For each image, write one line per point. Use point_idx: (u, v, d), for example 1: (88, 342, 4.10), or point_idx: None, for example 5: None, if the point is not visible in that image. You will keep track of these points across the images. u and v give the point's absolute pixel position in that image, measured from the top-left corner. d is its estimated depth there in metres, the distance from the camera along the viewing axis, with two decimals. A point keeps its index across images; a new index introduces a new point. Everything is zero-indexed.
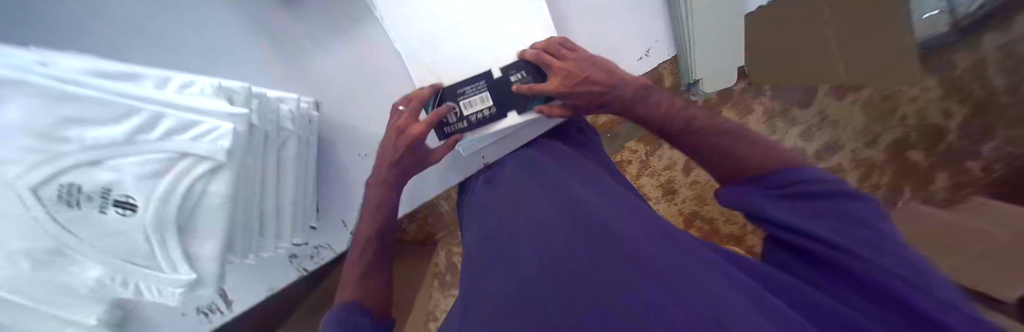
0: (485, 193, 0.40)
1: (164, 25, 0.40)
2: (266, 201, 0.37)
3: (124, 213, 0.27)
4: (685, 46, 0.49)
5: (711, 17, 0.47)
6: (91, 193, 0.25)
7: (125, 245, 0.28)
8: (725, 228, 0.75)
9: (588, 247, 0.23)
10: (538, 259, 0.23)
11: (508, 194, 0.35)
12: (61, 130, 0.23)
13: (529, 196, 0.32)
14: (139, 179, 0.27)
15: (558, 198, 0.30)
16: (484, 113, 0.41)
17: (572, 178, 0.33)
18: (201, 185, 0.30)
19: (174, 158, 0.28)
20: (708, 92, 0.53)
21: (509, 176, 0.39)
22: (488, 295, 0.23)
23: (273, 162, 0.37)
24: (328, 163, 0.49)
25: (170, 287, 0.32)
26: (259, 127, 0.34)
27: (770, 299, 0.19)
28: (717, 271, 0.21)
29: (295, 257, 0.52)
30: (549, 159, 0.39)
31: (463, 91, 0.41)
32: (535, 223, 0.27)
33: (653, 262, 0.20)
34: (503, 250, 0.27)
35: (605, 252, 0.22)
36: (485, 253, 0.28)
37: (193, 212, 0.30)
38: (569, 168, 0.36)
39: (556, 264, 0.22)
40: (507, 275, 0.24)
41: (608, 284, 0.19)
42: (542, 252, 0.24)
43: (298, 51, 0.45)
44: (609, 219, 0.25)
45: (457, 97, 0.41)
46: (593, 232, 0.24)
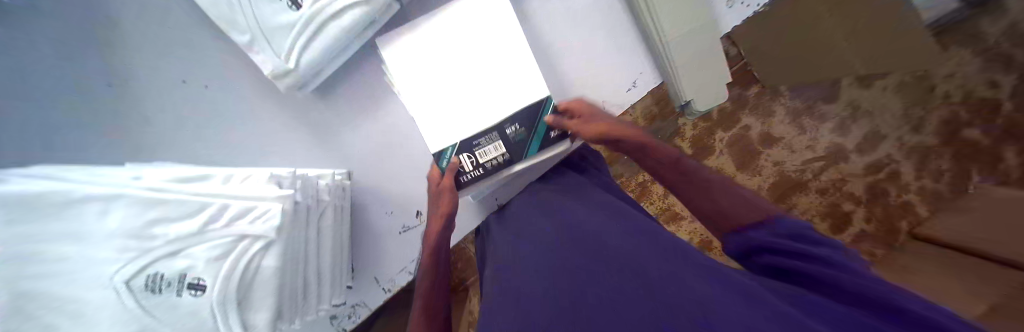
0: (497, 228, 0.43)
1: (222, 126, 0.49)
2: (310, 267, 0.41)
3: (196, 293, 0.31)
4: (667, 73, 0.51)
5: (689, 43, 0.49)
6: (170, 279, 0.31)
7: (195, 322, 0.32)
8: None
9: (589, 265, 0.25)
10: (545, 280, 0.26)
11: (519, 226, 0.39)
12: (149, 229, 0.30)
13: (537, 224, 0.36)
14: (210, 262, 0.32)
15: (563, 224, 0.33)
16: (498, 160, 0.46)
17: (577, 206, 0.36)
18: (258, 260, 0.34)
19: (236, 241, 0.33)
20: (701, 110, 0.53)
21: (519, 211, 0.43)
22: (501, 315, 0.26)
23: (314, 229, 0.41)
24: (360, 224, 0.53)
25: None
26: (301, 204, 0.38)
27: (754, 296, 0.21)
28: (710, 277, 0.22)
29: (335, 318, 0.54)
30: (554, 193, 0.43)
31: (478, 142, 0.45)
32: (544, 248, 0.30)
33: (648, 275, 0.22)
34: (514, 278, 0.29)
35: (605, 270, 0.24)
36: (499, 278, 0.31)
37: (249, 286, 0.34)
38: (573, 198, 0.39)
39: (561, 284, 0.25)
40: (518, 295, 0.26)
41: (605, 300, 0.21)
42: (549, 274, 0.26)
43: (326, 129, 0.50)
44: (613, 241, 0.27)
45: (473, 148, 0.46)
46: (594, 252, 0.27)
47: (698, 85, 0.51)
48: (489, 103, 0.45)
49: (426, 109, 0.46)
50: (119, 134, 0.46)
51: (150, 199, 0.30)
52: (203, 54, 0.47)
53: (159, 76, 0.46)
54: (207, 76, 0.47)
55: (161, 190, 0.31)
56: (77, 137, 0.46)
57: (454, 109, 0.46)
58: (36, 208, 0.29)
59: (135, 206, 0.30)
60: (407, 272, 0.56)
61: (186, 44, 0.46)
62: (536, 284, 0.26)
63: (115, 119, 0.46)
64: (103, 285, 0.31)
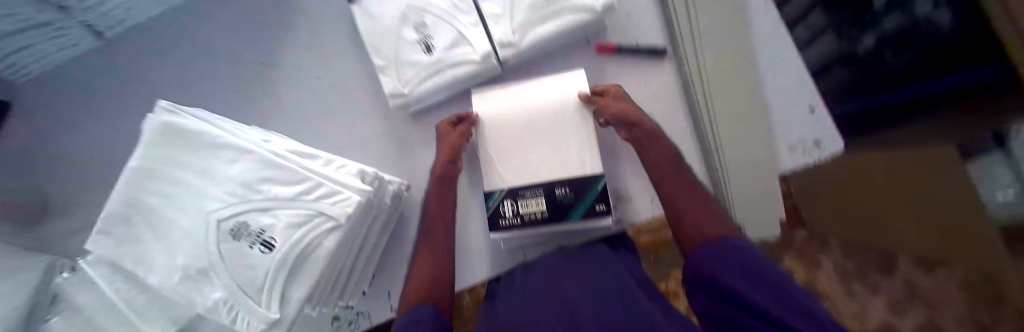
0: (521, 275, 0.47)
1: (326, 116, 0.58)
2: (349, 260, 0.44)
3: (264, 250, 0.35)
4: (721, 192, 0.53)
5: (743, 165, 0.52)
6: (252, 231, 0.35)
7: (250, 277, 0.35)
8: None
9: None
10: None
11: (537, 279, 0.42)
12: (259, 185, 0.36)
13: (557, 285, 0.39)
14: (287, 227, 0.36)
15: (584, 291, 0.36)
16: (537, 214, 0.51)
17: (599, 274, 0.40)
18: (320, 238, 0.37)
19: (312, 216, 0.37)
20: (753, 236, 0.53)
21: (542, 265, 0.47)
22: None
23: (367, 227, 0.44)
24: (399, 236, 0.56)
25: (257, 324, 0.35)
26: (371, 200, 0.42)
27: None
28: None
29: (337, 319, 0.55)
30: (581, 256, 0.47)
31: (523, 194, 0.51)
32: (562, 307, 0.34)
33: None
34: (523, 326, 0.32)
35: None
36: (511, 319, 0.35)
37: (303, 259, 0.37)
38: (598, 265, 0.43)
39: None
40: None
41: None
42: None
43: (406, 143, 0.58)
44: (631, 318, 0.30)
45: (516, 197, 0.51)
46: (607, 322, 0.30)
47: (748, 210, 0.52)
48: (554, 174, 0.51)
49: (500, 163, 0.53)
50: (252, 100, 0.58)
51: (269, 161, 0.36)
52: (339, 61, 0.58)
53: (301, 69, 0.58)
54: (334, 77, 0.58)
55: (281, 157, 0.38)
56: (226, 95, 0.58)
57: (522, 170, 0.52)
58: (187, 141, 0.36)
59: (258, 162, 0.36)
60: None
61: (331, 51, 0.59)
62: None
63: (253, 87, 0.58)
64: (200, 217, 0.35)
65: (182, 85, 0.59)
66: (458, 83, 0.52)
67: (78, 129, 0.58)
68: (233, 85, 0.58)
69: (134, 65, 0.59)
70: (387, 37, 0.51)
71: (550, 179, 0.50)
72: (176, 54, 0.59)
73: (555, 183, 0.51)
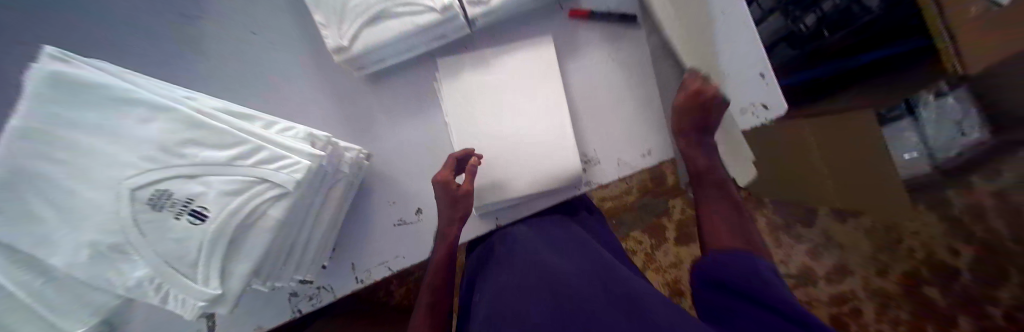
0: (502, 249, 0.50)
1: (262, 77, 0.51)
2: (303, 230, 0.40)
3: (194, 222, 0.31)
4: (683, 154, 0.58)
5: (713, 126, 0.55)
6: (176, 200, 0.31)
7: (179, 252, 0.31)
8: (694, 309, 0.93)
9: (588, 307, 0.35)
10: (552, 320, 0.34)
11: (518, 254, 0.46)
12: (182, 147, 0.31)
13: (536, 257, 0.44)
14: (222, 193, 0.32)
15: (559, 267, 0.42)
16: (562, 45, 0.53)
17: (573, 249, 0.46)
18: (264, 207, 0.33)
19: (253, 182, 0.33)
20: None
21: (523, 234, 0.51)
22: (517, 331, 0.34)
23: (320, 198, 0.40)
24: (361, 206, 0.53)
25: (195, 300, 0.32)
26: (322, 167, 0.38)
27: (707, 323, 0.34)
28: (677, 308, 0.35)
29: (295, 296, 0.52)
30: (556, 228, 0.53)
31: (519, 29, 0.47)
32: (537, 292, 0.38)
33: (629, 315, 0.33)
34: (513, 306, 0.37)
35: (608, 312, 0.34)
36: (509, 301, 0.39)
37: (246, 232, 0.33)
38: (570, 238, 0.50)
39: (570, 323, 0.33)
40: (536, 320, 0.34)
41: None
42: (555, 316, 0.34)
43: (362, 110, 0.53)
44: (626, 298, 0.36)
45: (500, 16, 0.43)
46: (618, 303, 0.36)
47: None
48: (526, 144, 0.53)
49: (470, 137, 0.53)
50: (164, 56, 0.50)
51: (191, 119, 0.31)
52: (280, 17, 0.51)
53: (238, 22, 0.51)
54: (275, 35, 0.51)
55: (211, 115, 0.33)
56: (132, 54, 0.49)
57: (492, 144, 0.53)
58: (78, 95, 0.29)
59: (179, 121, 0.31)
60: (386, 267, 0.54)
61: (272, 5, 0.51)
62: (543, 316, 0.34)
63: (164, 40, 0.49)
64: (108, 186, 0.30)
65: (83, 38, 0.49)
66: (415, 40, 0.47)
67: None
68: (152, 41, 0.49)
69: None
70: None
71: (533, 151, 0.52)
72: None
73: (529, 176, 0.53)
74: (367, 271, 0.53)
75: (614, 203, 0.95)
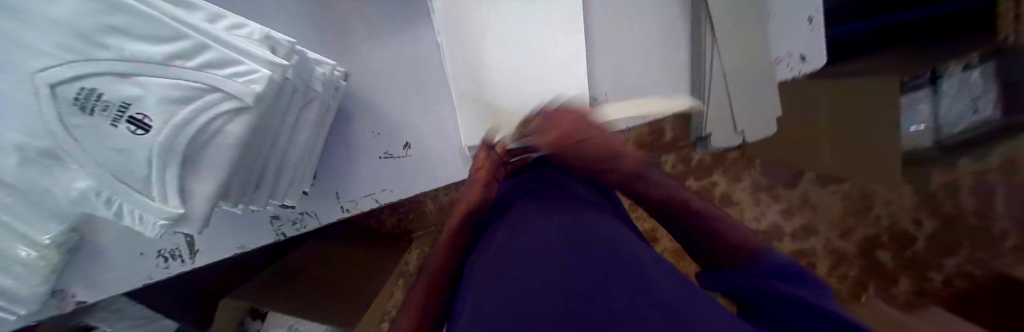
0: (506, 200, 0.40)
1: None
2: (274, 152, 0.37)
3: (136, 132, 0.27)
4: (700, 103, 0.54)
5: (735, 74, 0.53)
6: (107, 104, 0.26)
7: (124, 165, 0.28)
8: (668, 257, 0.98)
9: (589, 272, 0.22)
10: (540, 282, 0.22)
11: (522, 212, 0.35)
12: (102, 35, 0.25)
13: (542, 219, 0.31)
14: (163, 100, 0.26)
15: (567, 227, 0.29)
16: None
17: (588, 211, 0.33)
18: (220, 121, 0.29)
19: (202, 90, 0.28)
20: (718, 146, 0.57)
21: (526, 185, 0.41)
22: (492, 306, 0.22)
23: (290, 118, 0.36)
24: (339, 132, 0.48)
25: (154, 218, 0.30)
26: (289, 81, 0.33)
27: None
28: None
29: (277, 219, 0.50)
30: None
31: None
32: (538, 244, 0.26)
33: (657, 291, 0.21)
34: (508, 268, 0.25)
35: (624, 286, 0.21)
36: (505, 257, 0.27)
37: (202, 149, 0.29)
38: (588, 200, 0.36)
39: (561, 291, 0.20)
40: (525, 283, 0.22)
41: (619, 315, 0.18)
42: (548, 278, 0.22)
43: (334, 19, 0.44)
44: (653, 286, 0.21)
45: None
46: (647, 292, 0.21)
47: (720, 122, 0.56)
48: (529, 78, 0.50)
49: (471, 65, 0.48)
50: None
51: (113, 0, 0.25)
52: None
53: None
54: None
55: None
56: None
57: (492, 76, 0.49)
58: None
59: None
60: (373, 199, 0.52)
61: None
62: (536, 276, 0.23)
63: None
64: (19, 78, 0.24)
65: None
66: None
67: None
68: None
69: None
70: None
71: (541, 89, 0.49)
72: None
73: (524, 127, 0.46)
74: (353, 201, 0.51)
75: None
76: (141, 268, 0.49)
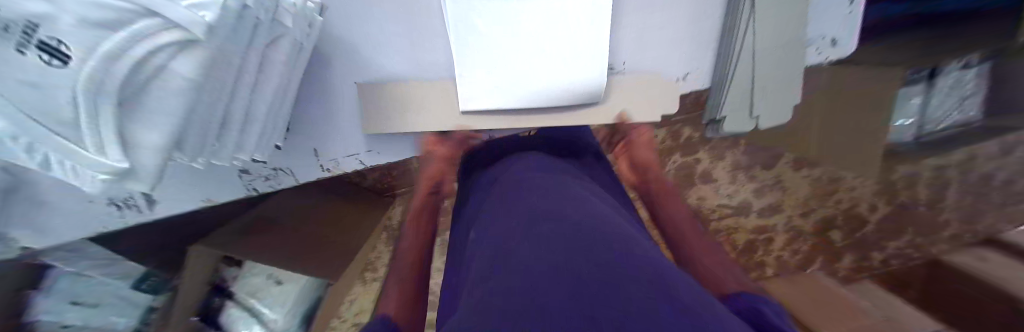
0: (504, 164, 0.43)
1: None
2: (238, 98, 0.31)
3: (52, 64, 0.20)
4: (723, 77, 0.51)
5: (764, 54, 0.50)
6: (12, 22, 0.18)
7: (46, 105, 0.21)
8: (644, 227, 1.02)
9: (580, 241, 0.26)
10: (539, 253, 0.25)
11: (520, 178, 0.38)
12: None
13: (537, 190, 0.35)
14: (83, 26, 0.20)
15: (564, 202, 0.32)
16: None
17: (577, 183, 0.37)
18: (161, 57, 0.24)
19: (135, 14, 0.21)
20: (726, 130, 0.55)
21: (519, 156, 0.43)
22: (498, 265, 0.26)
23: (255, 58, 0.31)
24: (315, 79, 0.42)
25: (96, 172, 0.25)
26: (252, 14, 0.27)
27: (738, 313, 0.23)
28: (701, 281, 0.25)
29: (246, 173, 0.46)
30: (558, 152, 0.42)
31: None
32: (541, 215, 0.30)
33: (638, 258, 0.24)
34: (508, 236, 0.29)
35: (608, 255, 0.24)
36: (505, 221, 0.32)
37: (142, 89, 0.24)
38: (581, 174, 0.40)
39: (554, 261, 0.24)
40: (527, 250, 0.26)
41: (599, 282, 0.21)
42: (544, 249, 0.26)
43: None
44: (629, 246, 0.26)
45: None
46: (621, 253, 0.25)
47: (740, 104, 0.52)
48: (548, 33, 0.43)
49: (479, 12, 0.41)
50: None
51: None
52: None
53: None
54: None
55: None
56: None
57: (502, 27, 0.42)
58: None
59: None
60: (357, 161, 0.48)
61: None
62: (532, 243, 0.27)
63: None
64: None
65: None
66: None
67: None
68: None
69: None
70: None
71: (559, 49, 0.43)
72: None
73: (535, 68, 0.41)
74: (334, 161, 0.47)
75: None
76: None
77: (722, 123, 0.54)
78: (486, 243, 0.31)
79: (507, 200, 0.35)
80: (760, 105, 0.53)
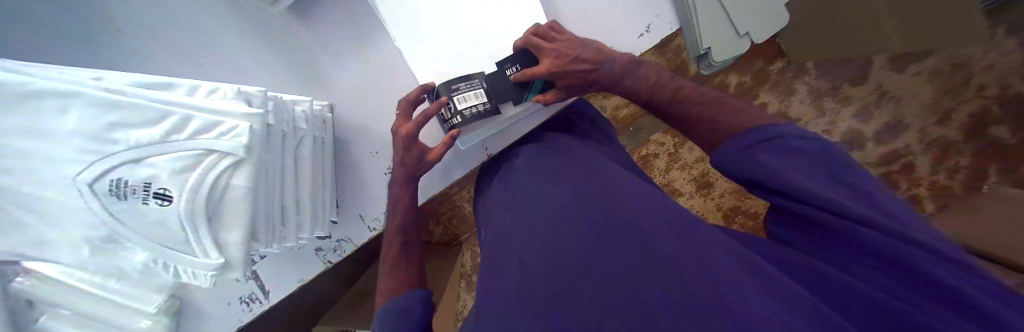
0: (501, 175, 0.46)
1: (175, 40, 0.44)
2: (286, 193, 0.40)
3: (163, 204, 0.31)
4: (688, 13, 0.47)
5: None
6: (135, 186, 0.30)
7: (167, 232, 0.32)
8: (728, 202, 0.85)
9: (586, 236, 0.27)
10: (545, 252, 0.27)
11: (522, 184, 0.39)
12: (109, 132, 0.29)
13: (538, 191, 0.35)
14: (173, 174, 0.30)
15: (564, 193, 0.33)
16: None
17: (572, 166, 0.37)
18: (226, 178, 0.32)
19: (201, 156, 0.31)
20: (719, 62, 0.49)
21: (520, 163, 0.44)
22: (510, 272, 0.28)
23: (291, 156, 0.40)
24: (344, 161, 0.51)
25: (205, 271, 0.34)
26: (275, 127, 0.37)
27: (774, 275, 0.23)
28: (725, 251, 0.25)
29: (321, 250, 0.55)
30: (543, 149, 0.44)
31: None
32: (545, 214, 0.31)
33: (649, 241, 0.25)
34: (515, 243, 0.31)
35: (613, 244, 0.26)
36: (511, 228, 0.33)
37: (221, 204, 0.33)
38: (569, 157, 0.40)
39: (559, 259, 0.26)
40: (535, 249, 0.28)
41: (609, 277, 0.23)
42: (549, 246, 0.27)
43: (309, 60, 0.47)
44: (635, 227, 0.27)
45: None
46: (625, 239, 0.26)
47: (718, 33, 0.48)
48: (494, 50, 0.45)
49: (431, 58, 0.45)
50: (54, 37, 0.41)
51: (107, 101, 0.29)
52: None
53: None
54: None
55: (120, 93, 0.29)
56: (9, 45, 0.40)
57: (454, 61, 0.46)
58: None
59: (91, 107, 0.28)
60: None
61: None
62: (537, 243, 0.29)
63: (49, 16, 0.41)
64: (72, 186, 0.29)
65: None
66: None
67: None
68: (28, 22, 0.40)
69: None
70: None
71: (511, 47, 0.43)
72: None
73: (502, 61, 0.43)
74: (376, 219, 0.55)
75: (629, 110, 0.84)
76: (231, 314, 0.57)
77: (710, 56, 0.49)
78: (496, 252, 0.33)
79: (510, 209, 0.37)
80: (742, 21, 0.48)
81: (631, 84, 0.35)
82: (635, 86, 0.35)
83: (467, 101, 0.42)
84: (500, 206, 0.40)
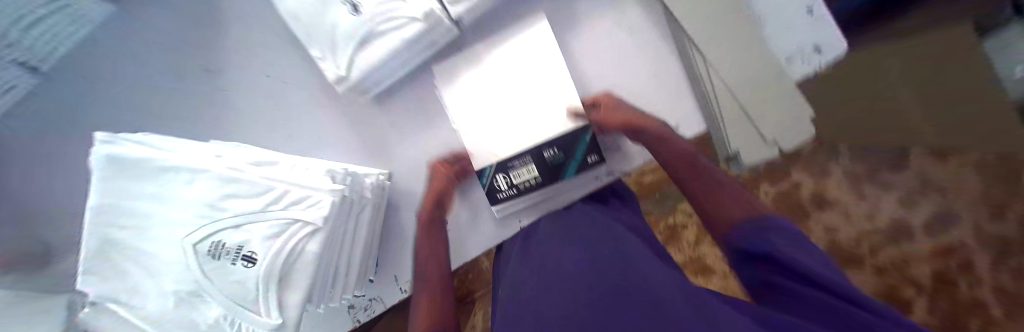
0: (525, 240, 0.48)
1: (269, 114, 0.53)
2: (342, 257, 0.44)
3: (247, 266, 0.35)
4: (714, 120, 0.49)
5: (748, 85, 0.47)
6: (230, 249, 0.35)
7: (242, 291, 0.35)
8: None
9: (604, 296, 0.28)
10: (560, 311, 0.28)
11: (542, 249, 0.41)
12: (223, 202, 0.35)
13: (556, 256, 0.37)
14: (264, 239, 0.35)
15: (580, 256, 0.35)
16: None
17: (591, 234, 0.39)
18: (302, 245, 0.37)
19: (289, 223, 0.36)
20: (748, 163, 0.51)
21: (542, 231, 0.47)
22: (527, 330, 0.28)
23: (353, 223, 0.44)
24: (391, 223, 0.56)
25: (263, 330, 0.36)
26: (348, 199, 0.41)
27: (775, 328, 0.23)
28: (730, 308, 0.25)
29: (352, 308, 0.57)
30: (569, 219, 0.47)
31: None
32: (563, 275, 0.33)
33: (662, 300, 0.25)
34: (534, 297, 0.32)
35: (626, 302, 0.26)
36: (529, 284, 0.35)
37: (292, 268, 0.37)
38: (589, 228, 0.42)
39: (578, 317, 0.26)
40: (554, 307, 0.29)
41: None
42: (565, 305, 0.28)
43: (375, 132, 0.54)
44: (649, 286, 0.28)
45: None
46: (639, 298, 0.26)
47: (744, 136, 0.50)
48: (537, 132, 0.50)
49: (479, 137, 0.51)
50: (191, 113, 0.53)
51: (227, 176, 0.35)
52: (284, 49, 0.52)
53: (246, 69, 0.52)
54: (286, 73, 0.53)
55: (237, 169, 0.36)
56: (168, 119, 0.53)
57: (500, 137, 0.51)
58: (136, 167, 0.34)
59: (216, 179, 0.35)
60: None
61: (272, 38, 0.52)
62: (555, 301, 0.29)
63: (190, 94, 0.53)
64: (178, 244, 0.34)
65: (113, 100, 0.54)
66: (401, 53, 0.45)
67: (14, 168, 0.52)
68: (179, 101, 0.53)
69: (66, 89, 0.53)
70: (318, 17, 0.43)
71: (561, 137, 0.49)
72: (117, 90, 0.53)
73: (540, 142, 0.49)
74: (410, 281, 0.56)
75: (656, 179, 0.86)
76: None
77: (739, 157, 0.51)
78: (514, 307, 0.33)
79: (530, 268, 0.38)
80: (770, 128, 0.48)
81: (668, 146, 0.41)
82: (672, 150, 0.41)
83: (521, 176, 0.50)
84: (521, 268, 0.40)
